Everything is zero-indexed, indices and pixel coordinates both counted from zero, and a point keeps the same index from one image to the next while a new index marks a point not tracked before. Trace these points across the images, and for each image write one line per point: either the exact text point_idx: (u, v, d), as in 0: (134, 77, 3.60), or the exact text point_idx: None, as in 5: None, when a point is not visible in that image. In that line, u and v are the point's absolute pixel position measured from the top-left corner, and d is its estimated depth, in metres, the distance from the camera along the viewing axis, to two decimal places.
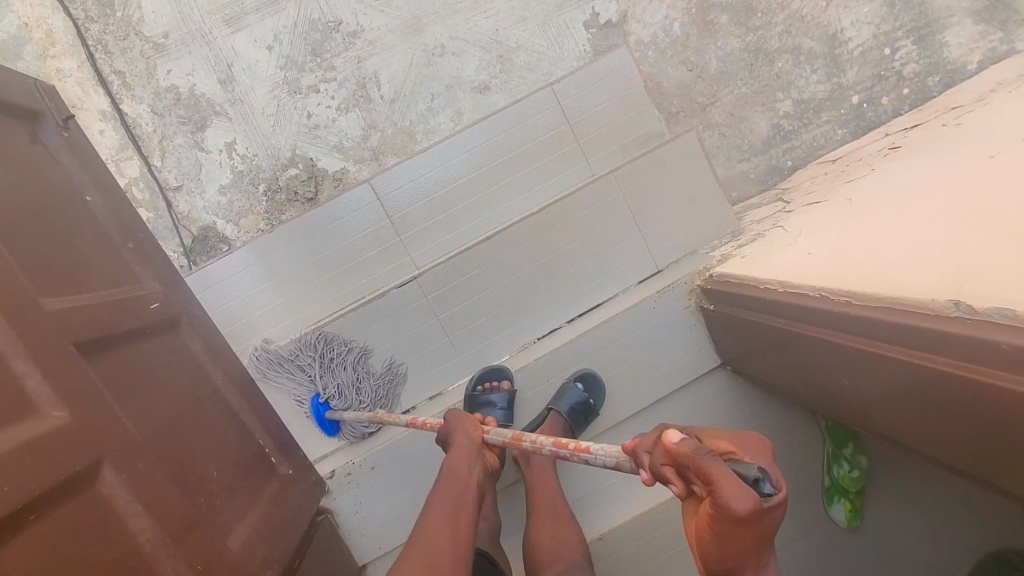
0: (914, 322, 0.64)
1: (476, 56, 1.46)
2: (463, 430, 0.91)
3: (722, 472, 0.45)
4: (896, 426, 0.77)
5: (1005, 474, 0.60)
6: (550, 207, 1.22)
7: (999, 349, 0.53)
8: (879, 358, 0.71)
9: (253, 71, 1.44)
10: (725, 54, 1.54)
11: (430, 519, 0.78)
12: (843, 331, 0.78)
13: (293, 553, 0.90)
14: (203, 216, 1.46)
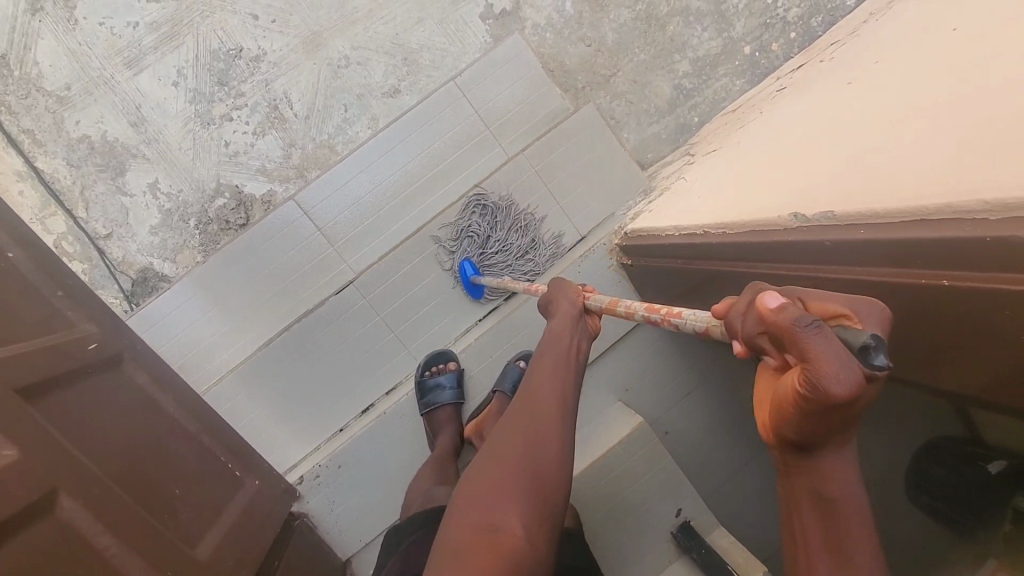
0: (769, 238, 0.73)
1: (381, 62, 1.50)
2: (554, 305, 0.87)
3: (829, 348, 0.37)
4: None
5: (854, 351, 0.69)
6: (471, 193, 1.29)
7: (826, 248, 0.62)
8: (746, 276, 0.79)
9: (162, 109, 1.46)
10: (619, 25, 1.62)
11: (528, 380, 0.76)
12: (721, 260, 0.86)
13: (267, 552, 0.96)
14: (139, 259, 1.47)
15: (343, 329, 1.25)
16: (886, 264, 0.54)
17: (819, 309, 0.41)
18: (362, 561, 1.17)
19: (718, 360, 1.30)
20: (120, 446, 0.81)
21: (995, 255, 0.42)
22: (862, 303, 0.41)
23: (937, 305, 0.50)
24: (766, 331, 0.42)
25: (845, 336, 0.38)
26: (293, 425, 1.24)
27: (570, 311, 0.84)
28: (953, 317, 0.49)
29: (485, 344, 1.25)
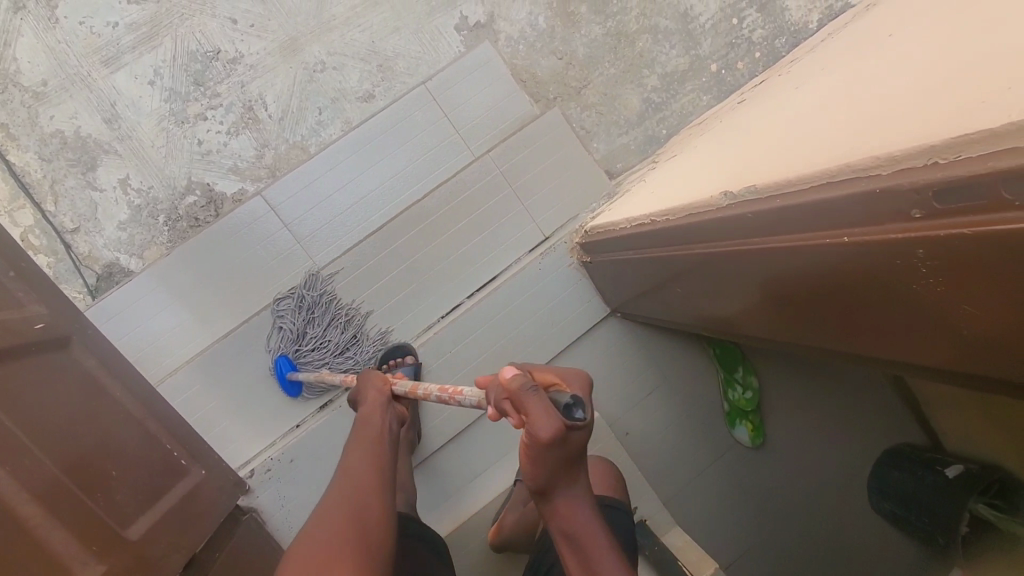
0: (702, 217, 0.75)
1: (356, 68, 1.54)
2: (368, 393, 0.96)
3: (544, 406, 0.54)
4: (726, 312, 0.89)
5: (788, 315, 0.72)
6: (435, 191, 1.32)
7: (749, 217, 0.63)
8: (688, 256, 0.82)
9: (137, 107, 1.48)
10: (590, 40, 1.67)
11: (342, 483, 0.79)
12: (665, 243, 0.88)
13: (203, 540, 0.95)
14: (105, 254, 1.47)
15: (304, 323, 1.26)
16: (801, 227, 0.55)
17: (541, 379, 0.60)
18: None
19: (678, 363, 1.31)
20: (60, 419, 0.80)
21: (888, 205, 0.44)
22: (567, 374, 0.61)
23: (846, 260, 0.52)
24: (506, 399, 0.57)
25: (558, 395, 0.57)
26: (249, 420, 1.23)
27: (381, 399, 0.94)
28: (862, 269, 0.51)
29: (444, 338, 1.27)
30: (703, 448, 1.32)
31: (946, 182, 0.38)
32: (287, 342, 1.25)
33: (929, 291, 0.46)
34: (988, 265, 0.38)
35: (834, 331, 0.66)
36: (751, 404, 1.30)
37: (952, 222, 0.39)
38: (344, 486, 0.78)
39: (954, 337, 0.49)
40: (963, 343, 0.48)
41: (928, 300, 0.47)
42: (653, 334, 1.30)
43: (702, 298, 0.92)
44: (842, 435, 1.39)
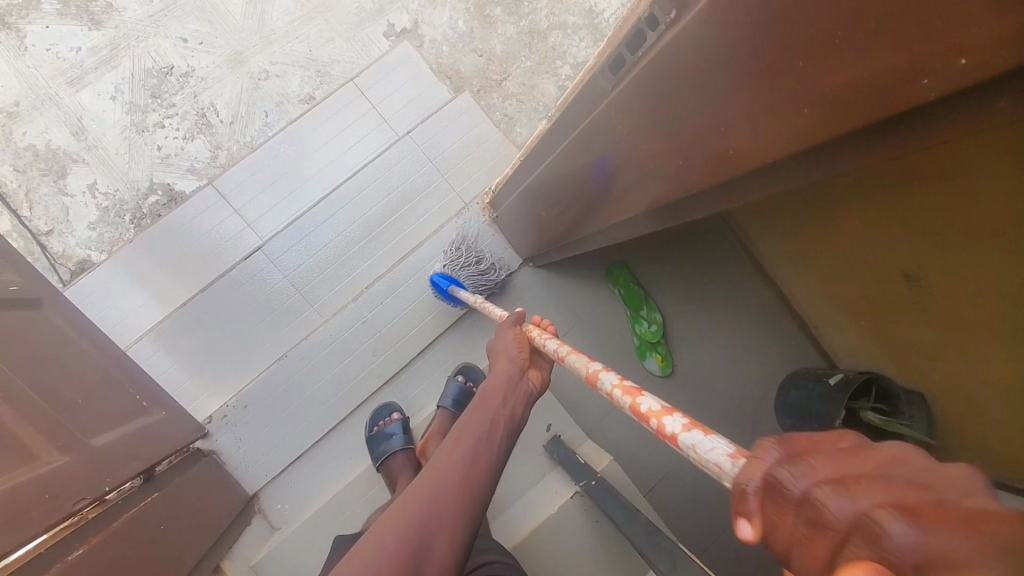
0: (559, 122, 0.96)
1: (296, 74, 1.73)
2: (508, 350, 0.83)
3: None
4: (583, 228, 1.08)
5: (609, 203, 0.91)
6: (364, 170, 1.51)
7: (581, 106, 0.85)
8: (552, 168, 1.03)
9: (101, 120, 1.66)
10: (506, 38, 1.87)
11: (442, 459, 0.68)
12: (540, 163, 1.10)
13: (156, 458, 1.10)
14: (78, 252, 1.63)
15: (253, 289, 1.44)
16: (602, 99, 0.77)
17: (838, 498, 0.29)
18: (269, 494, 1.31)
19: (590, 304, 1.49)
20: (41, 352, 0.96)
21: (628, 52, 0.67)
22: (857, 440, 0.27)
23: (619, 115, 0.74)
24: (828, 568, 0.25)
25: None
26: (209, 379, 1.38)
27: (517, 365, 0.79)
28: (625, 119, 0.73)
29: (377, 293, 1.43)
30: (620, 378, 1.48)
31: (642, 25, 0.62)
32: (239, 307, 1.42)
33: (652, 124, 0.67)
34: (662, 82, 0.61)
35: (640, 212, 0.84)
36: (656, 336, 1.47)
37: (648, 53, 0.62)
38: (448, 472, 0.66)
39: (667, 173, 0.69)
40: (671, 178, 0.69)
41: (653, 134, 0.68)
42: (565, 280, 1.49)
43: (567, 222, 1.12)
44: (745, 364, 1.57)
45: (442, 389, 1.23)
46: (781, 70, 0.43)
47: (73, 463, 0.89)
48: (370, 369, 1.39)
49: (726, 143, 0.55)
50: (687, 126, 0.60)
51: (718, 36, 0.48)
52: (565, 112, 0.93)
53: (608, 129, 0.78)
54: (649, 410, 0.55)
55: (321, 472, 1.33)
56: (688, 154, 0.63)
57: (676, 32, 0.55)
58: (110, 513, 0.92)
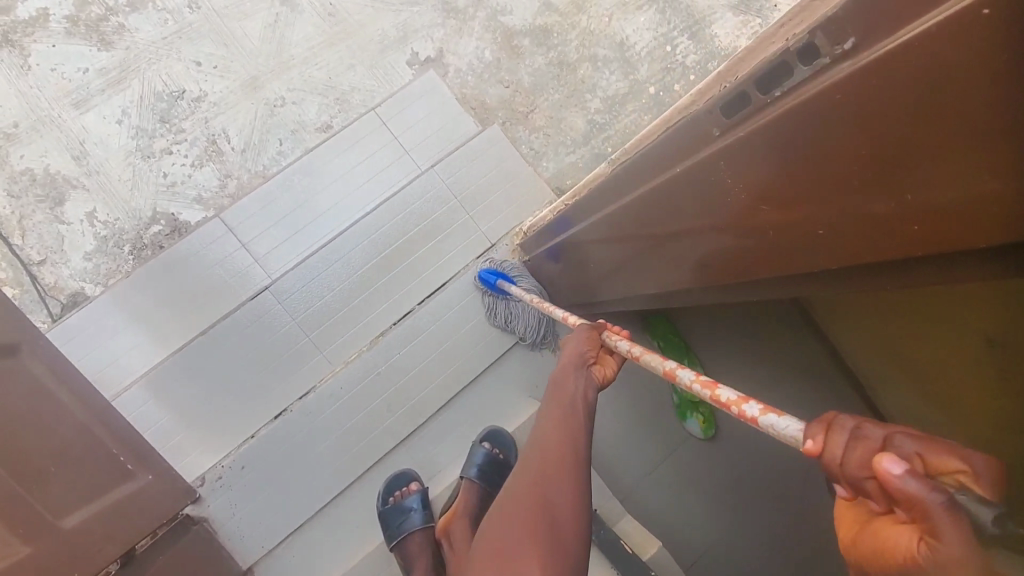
0: (600, 191, 0.82)
1: (314, 101, 1.64)
2: (576, 350, 0.88)
3: (960, 533, 0.33)
4: (628, 295, 0.94)
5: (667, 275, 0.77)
6: (384, 206, 1.40)
7: (632, 178, 0.72)
8: (593, 230, 0.90)
9: (105, 144, 1.56)
10: (534, 69, 1.78)
11: (540, 449, 0.76)
12: (577, 229, 0.95)
13: (138, 535, 0.96)
14: (71, 284, 1.51)
15: (258, 333, 1.31)
16: (657, 171, 0.65)
17: (938, 458, 0.36)
18: (264, 567, 1.18)
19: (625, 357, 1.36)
20: (15, 413, 0.83)
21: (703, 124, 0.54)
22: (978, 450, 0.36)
23: (686, 190, 0.61)
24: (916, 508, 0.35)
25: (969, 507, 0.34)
26: (204, 433, 1.24)
27: (582, 361, 0.86)
28: (697, 192, 0.60)
29: (395, 340, 1.30)
30: (656, 442, 1.35)
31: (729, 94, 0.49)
32: (242, 352, 1.30)
33: (738, 203, 0.54)
34: (759, 160, 0.48)
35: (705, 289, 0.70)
36: (698, 394, 1.33)
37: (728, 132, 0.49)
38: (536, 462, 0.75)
39: (757, 257, 0.56)
40: (763, 265, 0.56)
41: (738, 214, 0.55)
42: None
43: (608, 285, 0.98)
44: None
45: (467, 457, 1.09)
46: (966, 156, 0.31)
47: (36, 555, 0.76)
48: (384, 426, 1.26)
49: (853, 234, 0.42)
50: (791, 210, 0.47)
51: (868, 109, 0.36)
52: (598, 177, 0.80)
53: (671, 198, 0.65)
54: (728, 399, 0.64)
55: (325, 541, 1.20)
56: (790, 241, 0.49)
57: (798, 98, 0.42)
58: None
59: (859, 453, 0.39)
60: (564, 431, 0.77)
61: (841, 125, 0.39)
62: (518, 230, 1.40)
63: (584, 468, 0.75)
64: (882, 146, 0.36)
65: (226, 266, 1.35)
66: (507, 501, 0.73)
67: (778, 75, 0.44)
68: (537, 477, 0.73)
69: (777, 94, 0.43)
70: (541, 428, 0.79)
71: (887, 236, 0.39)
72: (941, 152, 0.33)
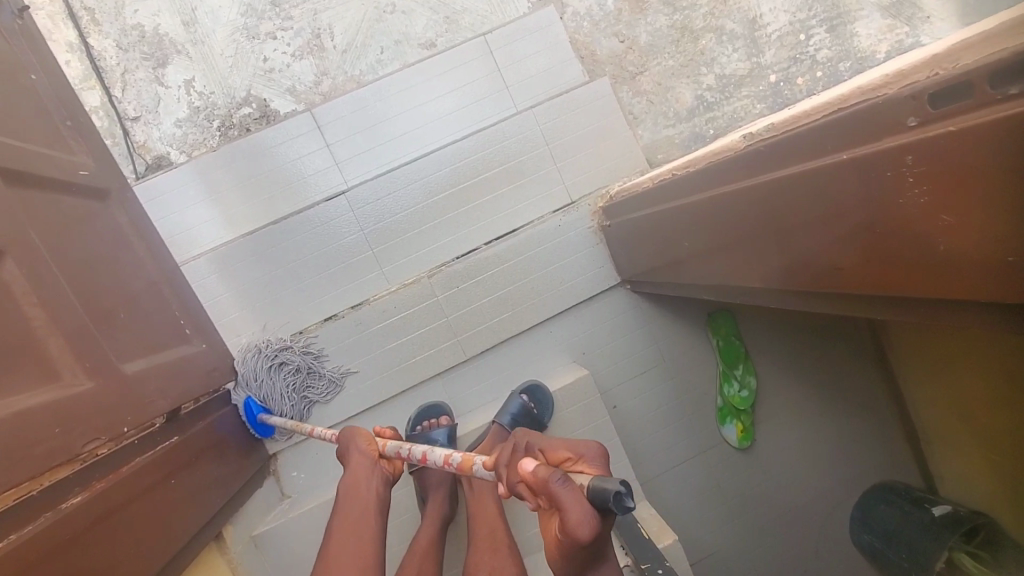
0: (723, 158, 0.77)
1: (424, 16, 1.58)
2: (359, 450, 0.90)
3: (575, 499, 0.54)
4: (716, 279, 0.87)
5: (774, 269, 0.71)
6: (474, 137, 1.37)
7: (770, 153, 0.66)
8: (698, 203, 0.84)
9: (214, 15, 1.56)
10: (654, 29, 1.66)
11: (351, 550, 0.81)
12: (682, 195, 0.90)
13: (186, 397, 0.99)
14: (158, 146, 1.54)
15: (324, 233, 1.32)
16: (811, 156, 0.58)
17: (552, 454, 0.63)
18: (286, 457, 1.23)
19: (677, 348, 1.31)
20: (79, 257, 0.87)
21: (890, 115, 0.47)
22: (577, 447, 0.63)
23: (839, 184, 0.54)
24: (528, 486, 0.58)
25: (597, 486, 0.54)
26: (256, 318, 1.28)
27: (369, 458, 0.90)
28: (844, 190, 0.54)
29: (455, 274, 1.29)
30: (688, 439, 1.32)
31: (942, 85, 0.42)
32: (305, 250, 1.31)
33: (900, 211, 0.48)
34: (952, 169, 0.42)
35: (824, 289, 0.64)
36: (745, 403, 1.31)
37: (936, 125, 0.43)
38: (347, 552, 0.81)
39: (905, 272, 0.51)
40: (918, 277, 0.50)
41: (898, 227, 0.49)
42: (658, 314, 1.31)
43: (694, 267, 0.92)
44: (836, 461, 1.37)
45: (503, 403, 1.09)
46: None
47: (98, 391, 0.79)
48: (425, 356, 1.27)
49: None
50: (979, 229, 0.41)
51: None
52: (735, 149, 0.74)
53: (810, 191, 0.59)
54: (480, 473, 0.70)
55: None
56: (969, 260, 0.44)
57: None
58: (119, 454, 0.81)
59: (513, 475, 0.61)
60: (354, 542, 0.82)
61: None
62: (603, 194, 1.35)
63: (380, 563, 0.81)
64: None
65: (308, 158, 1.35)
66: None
67: (1021, 70, 0.36)
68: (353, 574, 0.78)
69: (1016, 91, 0.37)
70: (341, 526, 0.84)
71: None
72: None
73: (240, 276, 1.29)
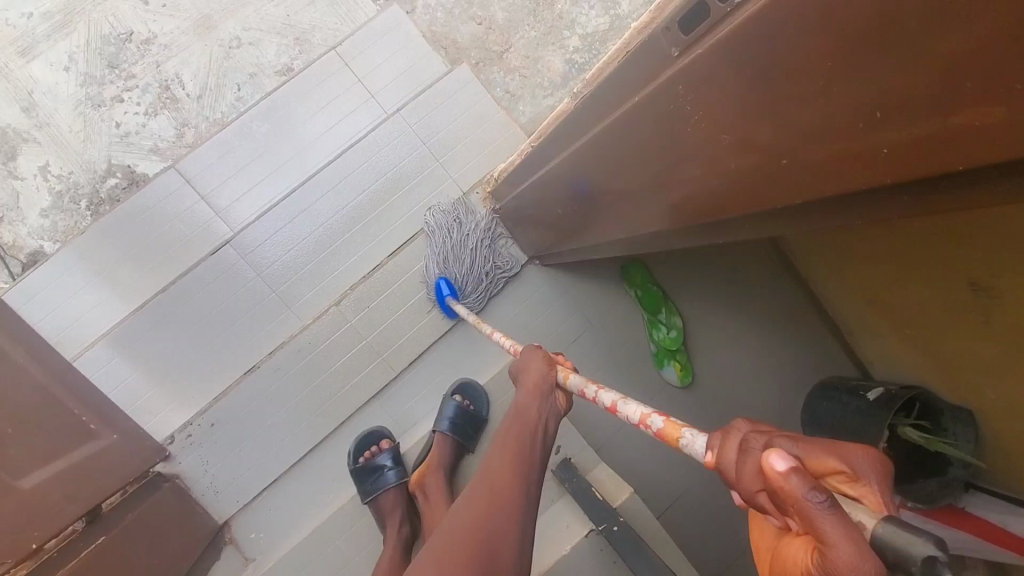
0: (563, 121, 0.80)
1: (272, 42, 1.42)
2: (537, 373, 0.79)
3: (850, 530, 0.29)
4: (593, 236, 0.91)
5: (627, 213, 0.74)
6: (351, 152, 1.34)
7: (593, 106, 0.69)
8: (555, 167, 0.87)
9: (54, 93, 1.38)
10: (509, 3, 1.48)
11: (483, 484, 0.69)
12: (546, 162, 0.93)
13: (103, 493, 0.96)
14: (30, 242, 1.34)
15: (219, 288, 1.27)
16: (620, 100, 0.62)
17: (815, 462, 0.33)
18: (240, 521, 1.19)
19: (599, 309, 1.35)
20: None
21: (661, 49, 0.51)
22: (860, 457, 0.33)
23: (643, 120, 0.58)
24: (771, 494, 0.33)
25: (895, 541, 0.28)
26: (172, 390, 1.22)
27: (548, 386, 0.78)
28: (647, 126, 0.57)
29: (364, 294, 1.27)
30: (633, 392, 1.35)
31: (687, 11, 0.46)
32: (204, 307, 1.26)
33: (688, 135, 0.51)
34: (712, 83, 0.45)
35: (667, 229, 0.67)
36: (676, 343, 1.34)
37: (692, 48, 0.47)
38: (485, 478, 0.70)
39: (709, 193, 0.54)
40: (740, 212, 0.51)
41: (691, 149, 0.52)
42: (573, 280, 1.34)
43: (574, 229, 0.95)
44: (773, 372, 1.44)
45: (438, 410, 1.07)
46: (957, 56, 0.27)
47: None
48: (355, 382, 1.25)
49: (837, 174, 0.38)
50: (739, 136, 0.45)
51: (829, 11, 0.32)
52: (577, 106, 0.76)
53: (628, 134, 0.62)
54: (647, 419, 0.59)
55: (301, 496, 1.21)
56: (766, 187, 0.45)
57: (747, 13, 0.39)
58: (41, 573, 0.79)
59: (749, 467, 0.35)
60: (499, 455, 0.72)
61: (797, 36, 0.36)
62: (488, 179, 1.36)
63: (525, 490, 0.69)
64: (839, 54, 0.33)
65: (183, 213, 1.29)
66: (434, 555, 0.62)
67: None
68: (485, 502, 0.67)
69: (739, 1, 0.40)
70: (490, 458, 0.73)
71: (854, 166, 0.36)
72: (919, 59, 0.29)
73: (146, 354, 1.23)
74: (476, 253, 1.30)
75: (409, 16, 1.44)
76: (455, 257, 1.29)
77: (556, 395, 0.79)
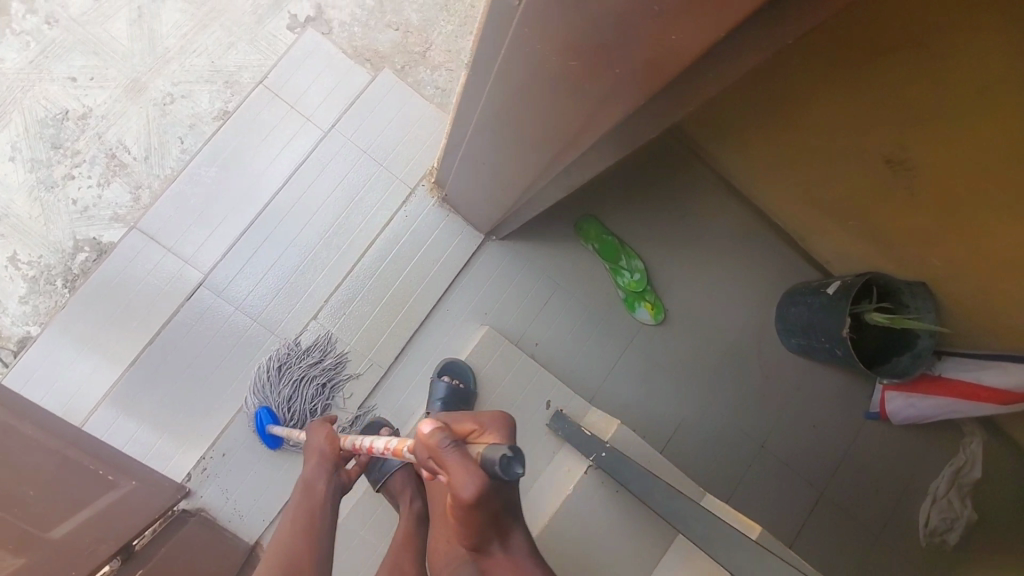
0: (468, 89, 0.86)
1: (204, 91, 1.47)
2: (319, 444, 0.92)
3: (460, 461, 0.53)
4: (527, 192, 0.97)
5: (542, 159, 0.80)
6: (298, 175, 1.40)
7: (487, 64, 0.75)
8: (475, 136, 0.94)
9: (4, 185, 1.40)
10: (420, 4, 1.54)
11: (274, 563, 0.78)
12: (468, 135, 0.98)
13: (132, 532, 1.01)
14: (17, 330, 1.33)
15: (202, 328, 1.33)
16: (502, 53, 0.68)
17: (457, 427, 0.60)
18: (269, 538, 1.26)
19: (563, 269, 1.41)
20: None
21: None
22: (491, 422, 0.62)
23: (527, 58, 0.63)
24: (426, 457, 0.57)
25: (487, 457, 0.53)
26: (180, 434, 1.28)
27: (329, 456, 0.91)
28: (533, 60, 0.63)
29: (337, 304, 1.35)
30: (610, 339, 1.43)
31: None
32: (191, 349, 1.32)
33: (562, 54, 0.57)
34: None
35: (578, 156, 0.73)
36: (641, 284, 1.42)
37: None
38: (277, 556, 0.79)
39: (597, 104, 0.59)
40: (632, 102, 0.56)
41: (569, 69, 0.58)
42: (532, 248, 1.40)
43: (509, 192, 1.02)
44: (739, 292, 1.51)
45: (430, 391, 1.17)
46: None
47: (32, 564, 0.78)
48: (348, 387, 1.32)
49: (715, 19, 0.40)
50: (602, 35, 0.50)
51: None
52: (473, 75, 0.82)
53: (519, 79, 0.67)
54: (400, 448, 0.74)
55: None
56: (668, 58, 0.47)
57: None
58: None
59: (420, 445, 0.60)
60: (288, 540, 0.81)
61: None
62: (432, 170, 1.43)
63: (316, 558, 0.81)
64: None
65: (154, 267, 1.35)
66: None
67: None
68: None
69: None
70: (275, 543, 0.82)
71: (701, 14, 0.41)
72: None
73: (148, 406, 1.29)
74: (309, 376, 1.31)
75: (327, 37, 1.50)
76: (284, 383, 1.30)
77: (338, 460, 0.92)
